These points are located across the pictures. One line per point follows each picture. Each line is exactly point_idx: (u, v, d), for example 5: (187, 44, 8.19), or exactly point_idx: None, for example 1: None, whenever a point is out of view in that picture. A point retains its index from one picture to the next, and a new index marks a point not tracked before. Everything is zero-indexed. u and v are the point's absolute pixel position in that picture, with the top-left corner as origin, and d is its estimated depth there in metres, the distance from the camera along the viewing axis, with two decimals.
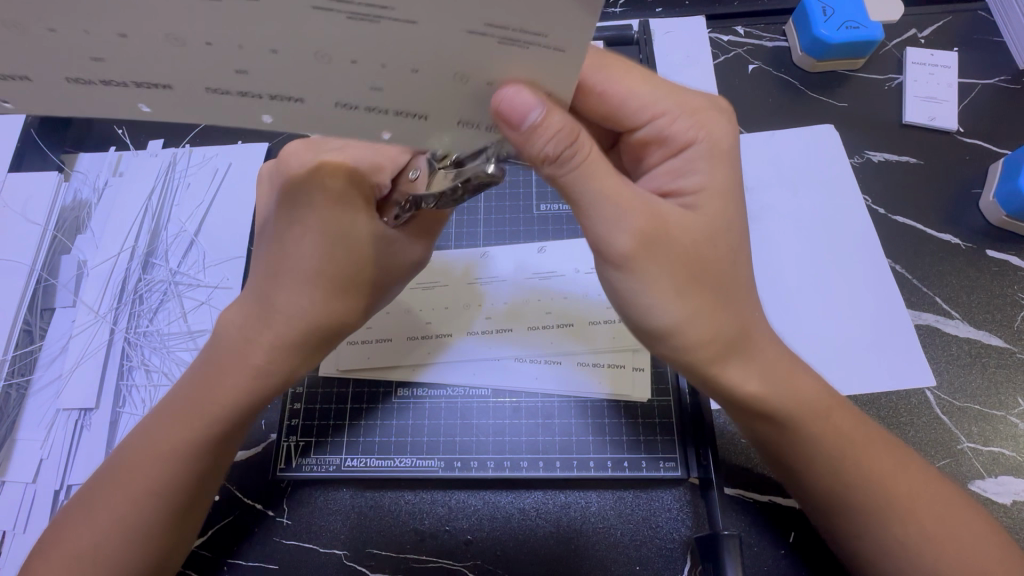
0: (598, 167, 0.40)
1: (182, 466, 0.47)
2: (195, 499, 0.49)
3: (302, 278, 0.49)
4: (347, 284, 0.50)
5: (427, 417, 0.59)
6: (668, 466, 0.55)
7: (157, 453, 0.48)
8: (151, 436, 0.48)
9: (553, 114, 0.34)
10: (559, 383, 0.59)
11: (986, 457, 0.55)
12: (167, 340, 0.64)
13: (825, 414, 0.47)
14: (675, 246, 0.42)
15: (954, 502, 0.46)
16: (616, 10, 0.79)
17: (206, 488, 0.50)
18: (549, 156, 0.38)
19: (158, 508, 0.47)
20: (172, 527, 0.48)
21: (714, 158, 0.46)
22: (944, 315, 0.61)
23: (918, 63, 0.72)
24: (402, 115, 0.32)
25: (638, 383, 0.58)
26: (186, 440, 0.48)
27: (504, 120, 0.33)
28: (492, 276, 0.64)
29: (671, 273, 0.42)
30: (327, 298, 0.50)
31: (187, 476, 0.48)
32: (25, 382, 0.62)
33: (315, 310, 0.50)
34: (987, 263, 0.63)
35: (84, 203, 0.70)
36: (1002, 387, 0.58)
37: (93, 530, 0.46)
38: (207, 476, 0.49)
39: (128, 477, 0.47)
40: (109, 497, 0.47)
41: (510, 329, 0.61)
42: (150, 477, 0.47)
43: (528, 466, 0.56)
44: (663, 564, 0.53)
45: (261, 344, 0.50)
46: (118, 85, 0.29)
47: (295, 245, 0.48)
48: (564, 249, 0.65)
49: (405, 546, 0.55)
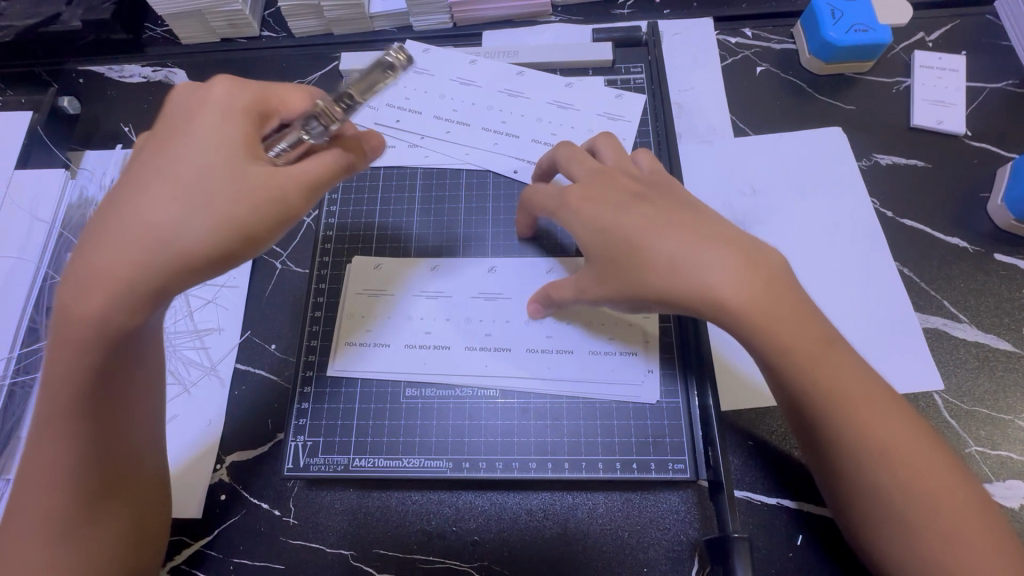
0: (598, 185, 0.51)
1: (64, 436, 0.42)
2: (108, 478, 0.45)
3: (169, 195, 0.40)
4: (210, 209, 0.41)
5: (435, 417, 0.59)
6: (678, 468, 0.55)
7: (45, 432, 0.42)
8: (39, 402, 0.43)
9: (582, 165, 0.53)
10: (569, 383, 0.58)
11: (994, 461, 0.55)
12: (173, 339, 0.63)
13: (881, 427, 0.42)
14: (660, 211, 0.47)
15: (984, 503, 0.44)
16: (625, 11, 0.79)
17: (120, 470, 0.46)
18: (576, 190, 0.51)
19: (64, 498, 0.43)
20: (89, 514, 0.45)
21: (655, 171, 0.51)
22: (952, 318, 0.61)
23: (927, 66, 0.72)
24: None
25: (648, 385, 0.58)
26: (67, 399, 0.42)
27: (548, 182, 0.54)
28: (500, 292, 0.62)
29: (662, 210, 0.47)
30: (197, 217, 0.40)
31: (80, 451, 0.43)
32: (30, 379, 0.62)
33: (180, 231, 0.40)
34: (995, 266, 0.63)
35: (90, 200, 0.71)
36: (1010, 391, 0.58)
37: (14, 539, 0.43)
38: (114, 456, 0.45)
39: (30, 468, 0.43)
40: (31, 491, 0.43)
41: (517, 330, 0.61)
42: (49, 455, 0.43)
43: (536, 467, 0.56)
44: (670, 566, 0.53)
45: (110, 278, 0.38)
46: None
47: (167, 169, 0.42)
48: (573, 269, 0.63)
49: (412, 547, 0.55)
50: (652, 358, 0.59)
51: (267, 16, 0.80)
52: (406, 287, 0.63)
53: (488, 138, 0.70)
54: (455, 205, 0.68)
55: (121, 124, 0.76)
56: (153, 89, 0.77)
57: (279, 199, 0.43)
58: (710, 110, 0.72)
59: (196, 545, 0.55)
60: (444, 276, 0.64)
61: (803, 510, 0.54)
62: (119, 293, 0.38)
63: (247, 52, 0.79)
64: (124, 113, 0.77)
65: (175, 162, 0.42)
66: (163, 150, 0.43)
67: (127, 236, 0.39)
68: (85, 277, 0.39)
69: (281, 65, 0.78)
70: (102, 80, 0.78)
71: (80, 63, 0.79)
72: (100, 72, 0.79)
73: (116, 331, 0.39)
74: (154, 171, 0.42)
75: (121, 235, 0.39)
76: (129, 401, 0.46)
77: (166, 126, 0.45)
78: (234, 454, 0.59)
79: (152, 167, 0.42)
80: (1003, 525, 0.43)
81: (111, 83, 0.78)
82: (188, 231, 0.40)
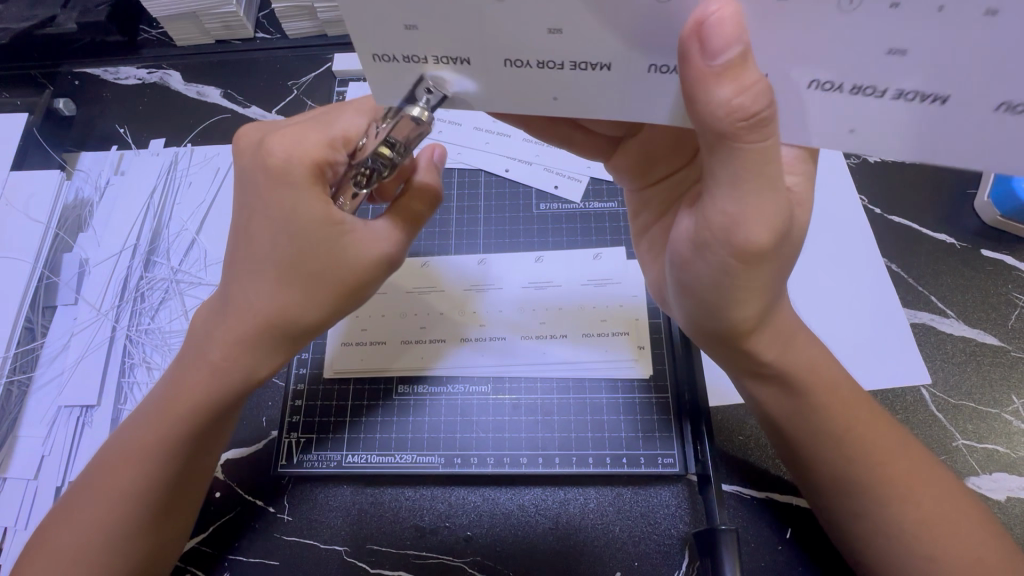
0: (759, 158, 0.34)
1: (162, 460, 0.48)
2: (180, 496, 0.49)
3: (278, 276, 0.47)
4: (321, 282, 0.48)
5: (427, 414, 0.59)
6: (667, 462, 0.56)
7: (135, 448, 0.48)
8: (140, 429, 0.49)
9: (749, 71, 0.32)
10: (565, 360, 0.60)
11: (981, 454, 0.56)
12: (169, 338, 0.65)
13: (935, 502, 0.46)
14: (782, 249, 0.38)
15: (952, 493, 0.47)
16: None
17: (193, 490, 0.50)
18: (739, 111, 0.32)
19: (138, 504, 0.47)
20: (150, 524, 0.48)
21: (765, 187, 0.35)
22: (940, 313, 0.62)
23: None
24: (440, 59, 0.35)
25: (642, 360, 0.59)
26: (162, 421, 0.48)
27: (706, 45, 0.31)
28: (488, 283, 0.64)
29: (771, 272, 0.39)
30: (316, 300, 0.48)
31: (169, 472, 0.48)
32: (27, 379, 0.63)
33: (291, 308, 0.48)
34: (983, 262, 0.64)
35: (85, 201, 0.71)
36: (997, 385, 0.59)
37: (74, 532, 0.47)
38: (182, 472, 0.49)
39: (111, 474, 0.48)
40: (92, 501, 0.48)
41: (507, 314, 0.62)
42: (127, 471, 0.48)
43: (528, 463, 0.57)
44: (661, 560, 0.53)
45: (217, 339, 0.49)
46: (419, 58, 0.35)
47: (265, 239, 0.48)
48: (559, 258, 0.65)
49: (405, 542, 0.55)
50: (643, 336, 0.60)
51: (261, 18, 0.81)
52: (397, 284, 0.64)
53: (477, 143, 0.72)
54: (447, 206, 0.69)
55: (117, 125, 0.77)
56: (149, 90, 0.78)
57: (376, 255, 0.49)
58: None
59: (191, 542, 0.55)
60: (436, 275, 0.65)
61: (792, 504, 0.55)
62: (256, 346, 0.49)
63: (241, 54, 0.79)
64: (119, 114, 0.77)
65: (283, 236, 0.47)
66: (257, 206, 0.48)
67: (243, 316, 0.48)
68: (227, 341, 0.49)
69: (275, 67, 0.78)
70: (98, 82, 0.79)
71: (75, 65, 0.80)
72: (96, 75, 0.79)
73: (228, 379, 0.49)
74: (251, 240, 0.48)
75: (249, 309, 0.48)
76: (212, 434, 0.50)
77: (253, 173, 0.49)
78: (228, 452, 0.59)
79: (257, 229, 0.48)
80: (976, 528, 0.45)
81: (108, 85, 0.79)
82: (302, 308, 0.48)
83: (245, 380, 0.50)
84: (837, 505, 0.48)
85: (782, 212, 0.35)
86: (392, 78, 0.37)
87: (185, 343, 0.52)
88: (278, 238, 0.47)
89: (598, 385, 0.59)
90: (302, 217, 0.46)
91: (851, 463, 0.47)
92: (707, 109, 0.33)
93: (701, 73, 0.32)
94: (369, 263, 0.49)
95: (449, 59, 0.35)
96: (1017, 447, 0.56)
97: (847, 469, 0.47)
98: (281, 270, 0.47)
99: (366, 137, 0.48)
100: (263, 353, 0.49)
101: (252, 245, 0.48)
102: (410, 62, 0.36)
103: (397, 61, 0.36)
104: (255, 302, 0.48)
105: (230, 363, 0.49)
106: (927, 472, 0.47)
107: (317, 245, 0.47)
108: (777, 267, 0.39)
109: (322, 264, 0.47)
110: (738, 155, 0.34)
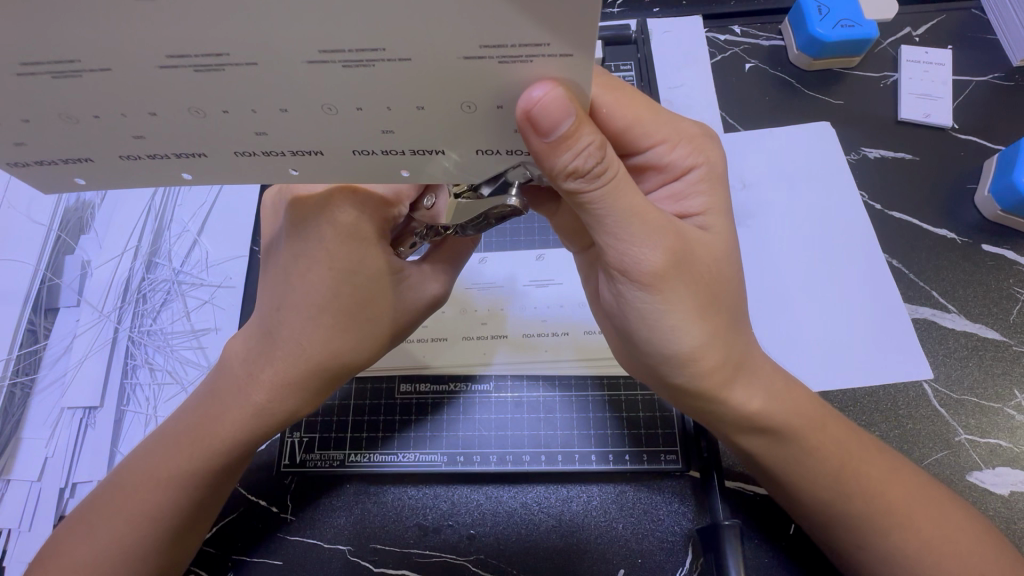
0: (622, 186, 0.39)
1: (184, 490, 0.48)
2: (195, 521, 0.49)
3: (297, 305, 0.48)
4: (377, 328, 0.50)
5: (431, 413, 0.59)
6: (670, 458, 0.56)
7: (160, 468, 0.48)
8: (163, 454, 0.49)
9: (583, 128, 0.33)
10: (567, 355, 0.60)
11: (984, 449, 0.56)
12: (171, 338, 0.65)
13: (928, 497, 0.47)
14: (693, 263, 0.43)
15: (941, 501, 0.48)
16: (614, 11, 0.79)
17: (205, 519, 0.51)
18: (576, 170, 0.35)
19: (155, 530, 0.47)
20: (169, 539, 0.48)
21: (648, 218, 0.40)
22: (941, 308, 0.62)
23: (913, 61, 0.73)
24: (178, 157, 0.34)
25: None
26: (190, 449, 0.48)
27: (535, 126, 0.31)
28: (491, 283, 0.64)
29: (690, 294, 0.43)
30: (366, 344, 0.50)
31: (193, 497, 0.48)
32: (30, 381, 0.63)
33: (294, 334, 0.48)
34: (983, 257, 0.64)
35: (87, 203, 0.70)
36: (999, 379, 0.59)
37: (91, 547, 0.47)
38: (202, 494, 0.49)
39: (134, 493, 0.48)
40: (115, 513, 0.48)
41: (505, 312, 0.63)
42: (153, 493, 0.48)
43: (531, 460, 0.57)
44: (664, 556, 0.53)
45: (263, 381, 0.49)
46: (162, 157, 0.34)
47: (301, 279, 0.48)
48: (561, 255, 0.65)
49: (408, 541, 0.55)
50: None
51: None
52: None
53: None
54: None
55: None
56: None
57: (433, 294, 0.53)
58: (700, 111, 0.72)
59: None
60: None
61: None
62: (289, 393, 0.49)
63: None
64: None
65: (312, 269, 0.47)
66: (318, 258, 0.47)
67: (292, 361, 0.48)
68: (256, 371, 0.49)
69: None
70: None
71: None
72: None
73: (264, 415, 0.49)
74: (306, 288, 0.48)
75: (292, 348, 0.48)
76: (241, 462, 0.50)
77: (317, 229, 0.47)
78: None
79: (310, 279, 0.47)
80: (965, 524, 0.46)
81: None
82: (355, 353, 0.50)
83: (283, 419, 0.50)
84: (824, 519, 0.48)
85: (671, 242, 0.41)
86: (140, 173, 0.36)
87: (220, 365, 0.51)
88: (339, 289, 0.47)
89: (599, 380, 0.60)
90: (365, 271, 0.48)
91: (841, 450, 0.48)
92: (552, 175, 0.36)
93: (539, 145, 0.33)
94: (417, 309, 0.52)
95: (184, 156, 0.34)
96: (1020, 441, 0.56)
97: (846, 472, 0.48)
98: (304, 300, 0.47)
99: (434, 197, 0.49)
100: (305, 397, 0.50)
101: (291, 295, 0.48)
102: (157, 162, 0.34)
103: (143, 159, 0.34)
104: (307, 349, 0.48)
105: (275, 403, 0.49)
106: (918, 482, 0.48)
107: (372, 297, 0.49)
108: (698, 287, 0.43)
109: (363, 305, 0.49)
110: (594, 202, 0.38)
